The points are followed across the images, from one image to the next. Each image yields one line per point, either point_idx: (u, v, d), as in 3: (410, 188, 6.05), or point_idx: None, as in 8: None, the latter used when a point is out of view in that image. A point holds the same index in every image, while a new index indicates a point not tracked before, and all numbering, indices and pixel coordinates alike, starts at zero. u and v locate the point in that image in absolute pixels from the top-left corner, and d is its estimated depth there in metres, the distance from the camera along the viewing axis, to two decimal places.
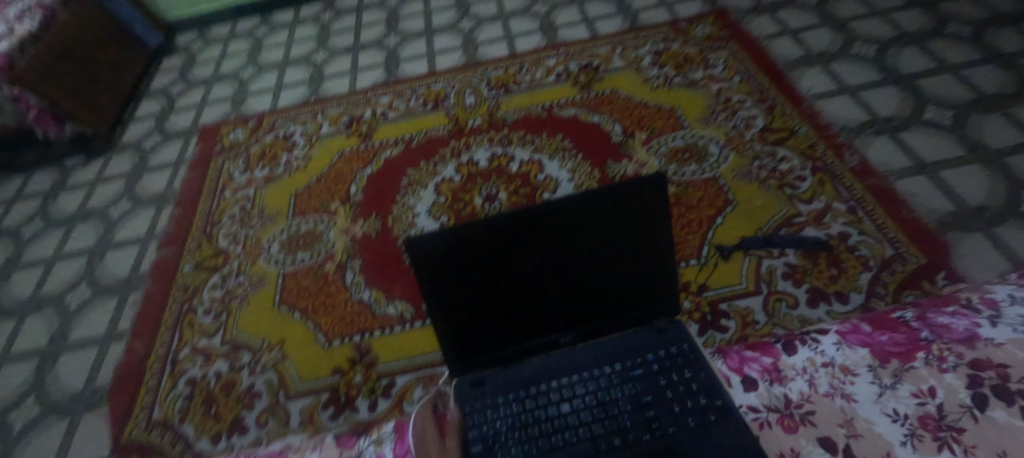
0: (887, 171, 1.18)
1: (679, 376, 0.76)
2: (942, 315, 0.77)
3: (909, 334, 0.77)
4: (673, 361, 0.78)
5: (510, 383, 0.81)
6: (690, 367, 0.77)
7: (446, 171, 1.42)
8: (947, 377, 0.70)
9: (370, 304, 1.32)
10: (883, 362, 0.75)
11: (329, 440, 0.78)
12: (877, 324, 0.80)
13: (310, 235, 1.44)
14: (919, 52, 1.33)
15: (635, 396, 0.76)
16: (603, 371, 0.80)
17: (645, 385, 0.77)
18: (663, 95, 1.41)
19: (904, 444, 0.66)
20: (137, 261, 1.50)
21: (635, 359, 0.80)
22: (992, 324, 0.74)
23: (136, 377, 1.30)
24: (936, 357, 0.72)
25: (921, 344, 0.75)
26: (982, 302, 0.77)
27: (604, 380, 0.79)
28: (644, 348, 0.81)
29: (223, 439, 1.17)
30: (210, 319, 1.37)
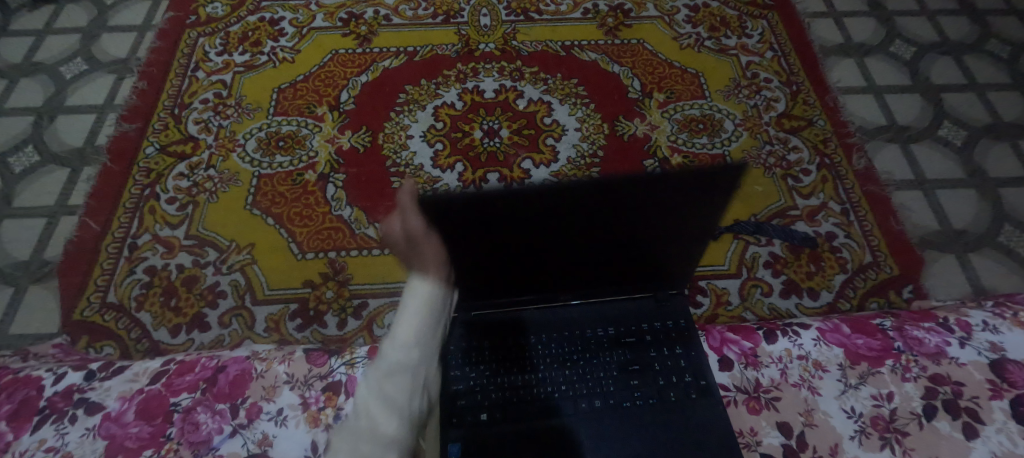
0: (888, 179, 1.18)
1: (671, 350, 0.76)
2: (918, 329, 0.80)
3: (883, 342, 0.80)
4: (668, 335, 0.78)
5: (501, 329, 0.78)
6: (685, 345, 0.77)
7: (448, 95, 1.35)
8: (907, 385, 0.76)
9: (349, 222, 1.26)
10: (854, 364, 0.78)
11: (300, 354, 0.83)
12: (856, 325, 0.82)
13: (291, 138, 1.34)
14: (953, 64, 1.30)
15: (624, 363, 0.76)
16: (598, 331, 0.78)
17: (637, 354, 0.76)
18: (689, 58, 1.34)
19: (854, 439, 0.73)
20: (92, 131, 1.36)
21: (631, 326, 0.79)
22: (960, 344, 0.79)
23: (88, 257, 1.22)
24: (903, 366, 0.77)
25: (891, 352, 0.79)
26: (957, 323, 0.81)
27: (596, 341, 0.78)
28: (642, 316, 0.79)
29: (183, 333, 1.15)
30: (175, 209, 1.28)
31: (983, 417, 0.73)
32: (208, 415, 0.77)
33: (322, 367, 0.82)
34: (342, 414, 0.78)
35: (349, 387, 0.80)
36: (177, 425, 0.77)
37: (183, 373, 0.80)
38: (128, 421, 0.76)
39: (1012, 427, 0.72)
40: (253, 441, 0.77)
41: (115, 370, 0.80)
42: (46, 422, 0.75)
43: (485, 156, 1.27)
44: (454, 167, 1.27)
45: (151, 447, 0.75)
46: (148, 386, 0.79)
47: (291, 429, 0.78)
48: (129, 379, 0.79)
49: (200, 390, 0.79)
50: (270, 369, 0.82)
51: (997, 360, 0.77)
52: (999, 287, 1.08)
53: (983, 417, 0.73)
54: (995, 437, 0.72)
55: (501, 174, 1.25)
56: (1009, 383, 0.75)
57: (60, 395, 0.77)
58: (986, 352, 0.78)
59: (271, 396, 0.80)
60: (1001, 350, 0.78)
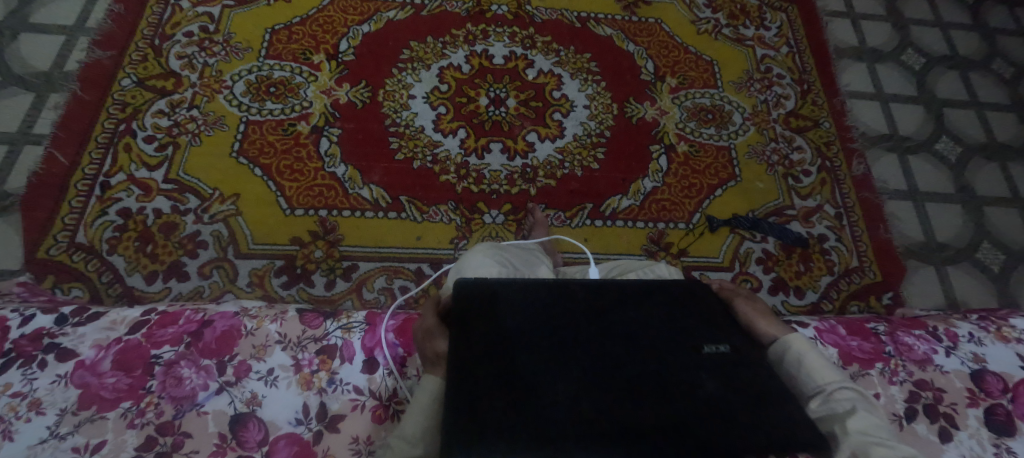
0: (882, 188, 1.19)
1: (704, 343, 0.64)
2: (909, 336, 0.86)
3: (875, 345, 0.85)
4: (705, 330, 0.65)
5: (507, 304, 0.66)
6: (721, 339, 0.64)
7: (455, 56, 1.29)
8: (893, 388, 0.81)
9: (343, 181, 1.20)
10: (846, 364, 0.83)
11: (292, 314, 0.87)
12: (850, 328, 0.87)
13: (284, 85, 1.26)
14: (958, 79, 1.32)
15: (650, 355, 0.62)
16: (621, 317, 0.66)
17: (662, 344, 0.63)
18: (705, 43, 1.32)
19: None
20: (61, 54, 1.24)
21: (663, 321, 0.66)
22: (945, 353, 0.85)
23: (56, 193, 1.13)
24: (891, 370, 0.83)
25: (882, 356, 0.84)
26: (945, 333, 0.87)
27: (619, 328, 0.65)
28: (676, 309, 0.67)
29: (160, 281, 1.10)
30: (153, 149, 1.20)
31: (959, 423, 0.79)
32: (193, 370, 0.80)
33: (317, 329, 0.85)
34: (335, 379, 0.82)
35: (344, 352, 0.84)
36: (159, 378, 0.79)
37: (165, 326, 0.83)
38: (104, 371, 0.78)
39: (984, 434, 0.79)
40: (241, 400, 0.79)
41: (91, 317, 0.82)
42: (12, 366, 0.77)
43: (489, 125, 1.23)
44: (456, 132, 1.23)
45: (129, 399, 0.77)
46: (127, 336, 0.81)
47: (281, 390, 0.80)
48: (106, 327, 0.82)
49: (184, 344, 0.82)
50: (261, 328, 0.84)
51: (977, 370, 0.83)
52: (970, 302, 1.11)
53: (958, 422, 0.79)
54: (967, 442, 0.78)
55: (505, 145, 1.22)
56: (985, 393, 0.81)
57: (28, 339, 0.79)
58: (968, 362, 0.84)
59: (261, 356, 0.82)
60: (983, 361, 0.84)
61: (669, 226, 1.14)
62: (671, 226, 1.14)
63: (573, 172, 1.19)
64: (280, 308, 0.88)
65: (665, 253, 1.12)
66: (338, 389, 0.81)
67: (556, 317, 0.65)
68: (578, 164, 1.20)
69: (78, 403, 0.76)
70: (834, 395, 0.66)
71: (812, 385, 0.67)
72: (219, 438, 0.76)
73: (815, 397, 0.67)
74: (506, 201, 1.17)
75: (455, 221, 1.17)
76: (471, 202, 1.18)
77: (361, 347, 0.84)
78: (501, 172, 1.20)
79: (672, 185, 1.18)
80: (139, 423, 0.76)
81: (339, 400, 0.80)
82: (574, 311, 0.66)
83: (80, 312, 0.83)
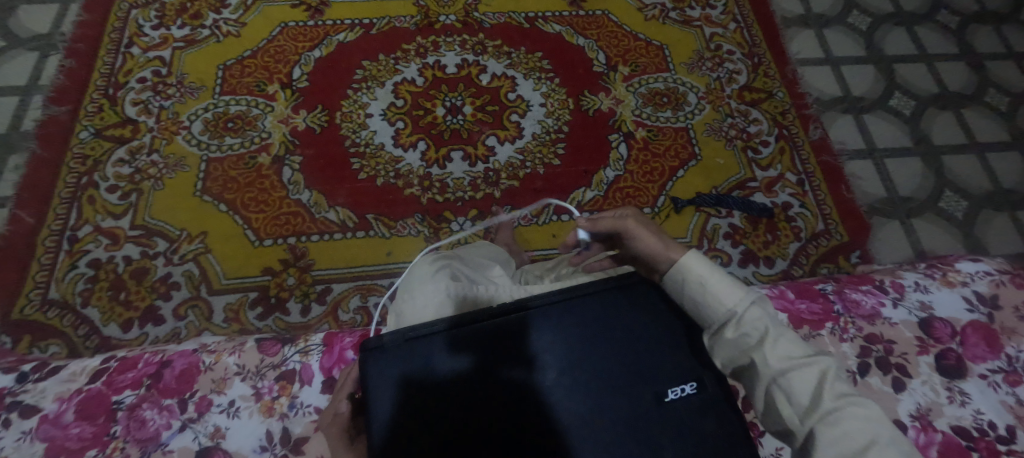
0: (841, 149, 1.19)
1: (669, 386, 0.56)
2: (856, 292, 0.87)
3: (824, 305, 0.85)
4: (668, 363, 0.57)
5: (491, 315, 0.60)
6: (684, 375, 0.57)
7: (407, 70, 1.30)
8: (844, 345, 0.82)
9: (308, 206, 1.19)
10: (798, 327, 0.84)
11: (252, 344, 0.87)
12: (800, 291, 0.87)
13: (241, 119, 1.27)
14: (906, 35, 1.33)
15: (608, 397, 0.56)
16: (577, 358, 0.58)
17: (621, 385, 0.56)
18: (654, 29, 1.33)
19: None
20: (17, 115, 1.25)
21: (648, 328, 0.59)
22: (893, 305, 0.85)
23: (23, 252, 1.13)
24: (841, 328, 0.83)
25: (832, 315, 0.84)
26: (891, 285, 0.87)
27: (572, 375, 0.57)
28: (649, 340, 0.59)
29: (135, 328, 1.09)
30: (117, 197, 1.20)
31: (911, 371, 0.80)
32: (155, 410, 0.80)
33: (275, 356, 0.86)
34: (296, 402, 0.82)
35: (303, 375, 0.84)
36: (122, 423, 0.79)
37: (124, 371, 0.83)
38: (69, 422, 0.78)
39: (936, 379, 0.80)
40: (205, 434, 0.80)
41: (51, 371, 0.82)
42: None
43: (448, 134, 1.24)
44: (416, 145, 1.23)
45: (96, 446, 0.77)
46: (87, 385, 0.81)
47: (244, 420, 0.81)
48: (66, 379, 0.81)
49: (144, 387, 0.82)
50: (219, 362, 0.85)
51: (925, 318, 0.84)
52: (939, 251, 1.10)
53: (910, 371, 0.80)
54: (921, 389, 0.79)
55: (465, 152, 1.22)
56: (934, 340, 0.82)
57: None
58: (916, 311, 0.84)
59: (221, 389, 0.83)
60: (930, 309, 0.85)
61: None
62: None
63: (535, 170, 1.19)
64: (240, 339, 0.88)
65: None
66: (299, 413, 0.82)
67: (540, 330, 0.59)
68: (540, 161, 1.20)
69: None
70: (747, 320, 0.56)
71: (720, 312, 0.57)
72: None
73: (727, 324, 0.57)
74: (472, 207, 1.17)
75: (423, 232, 1.16)
76: (438, 211, 1.18)
77: (320, 368, 0.85)
78: (464, 179, 1.20)
79: (634, 172, 1.18)
80: None
81: (302, 423, 0.81)
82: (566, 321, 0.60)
83: (41, 367, 0.83)
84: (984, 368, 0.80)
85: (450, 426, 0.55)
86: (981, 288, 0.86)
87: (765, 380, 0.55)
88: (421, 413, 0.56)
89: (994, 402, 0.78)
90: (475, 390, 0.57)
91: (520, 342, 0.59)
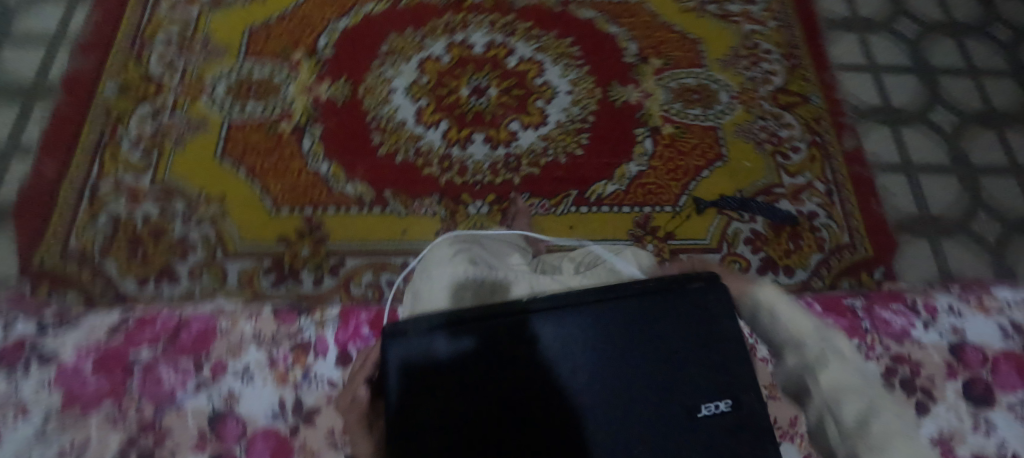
0: (874, 162, 1.16)
1: (703, 400, 0.57)
2: (886, 311, 0.86)
3: (852, 321, 0.85)
4: (704, 375, 0.58)
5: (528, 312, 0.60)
6: (720, 391, 0.57)
7: (434, 47, 1.28)
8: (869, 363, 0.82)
9: (326, 178, 1.19)
10: None
11: (268, 312, 0.87)
12: (828, 304, 0.86)
13: (265, 85, 1.26)
14: (954, 46, 1.28)
15: (641, 403, 0.57)
16: (607, 361, 0.58)
17: (650, 393, 0.57)
18: (690, 22, 1.29)
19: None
20: (44, 65, 1.25)
21: (686, 337, 0.60)
22: (924, 327, 0.86)
23: (46, 202, 1.14)
24: (867, 345, 0.84)
25: (858, 331, 0.84)
26: (923, 307, 0.87)
27: (605, 378, 0.58)
28: (686, 352, 0.59)
29: (151, 285, 1.10)
30: (139, 155, 1.20)
31: (936, 395, 0.81)
32: (170, 370, 0.82)
33: (291, 326, 0.86)
34: (310, 373, 0.83)
35: (318, 347, 0.84)
36: (139, 378, 0.81)
37: (143, 328, 0.84)
38: (86, 374, 0.80)
39: (963, 406, 0.80)
40: (219, 396, 0.81)
41: (71, 323, 0.84)
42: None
43: (471, 115, 1.22)
44: (438, 124, 1.22)
45: (109, 400, 0.79)
46: (105, 340, 0.83)
47: (257, 386, 0.82)
48: (86, 332, 0.83)
49: (161, 346, 0.83)
50: (235, 327, 0.85)
51: (955, 343, 0.84)
52: (967, 274, 1.07)
53: (936, 395, 0.81)
54: (944, 414, 0.80)
55: (487, 136, 1.20)
56: (963, 365, 0.83)
57: (12, 346, 0.81)
58: (947, 334, 0.85)
59: (236, 354, 0.83)
60: (961, 334, 0.85)
61: (655, 209, 1.12)
62: (657, 210, 1.12)
63: (556, 159, 1.17)
64: (256, 306, 0.88)
65: (652, 237, 1.10)
66: (312, 384, 0.82)
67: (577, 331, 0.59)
68: (562, 150, 1.18)
69: (60, 407, 0.78)
70: (805, 344, 0.59)
71: (785, 337, 0.61)
72: (199, 434, 0.78)
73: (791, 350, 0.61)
74: (490, 191, 1.16)
75: (440, 213, 1.16)
76: (456, 194, 1.17)
77: (335, 341, 0.85)
78: (484, 163, 1.18)
79: (657, 168, 1.15)
80: (122, 423, 0.78)
81: (314, 394, 0.82)
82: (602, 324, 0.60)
83: (61, 318, 0.85)
84: (1011, 398, 0.81)
85: (481, 419, 0.56)
86: (1014, 316, 0.87)
87: (819, 404, 0.57)
88: (447, 400, 0.56)
89: (1016, 432, 0.79)
90: (508, 385, 0.57)
91: (550, 337, 0.59)
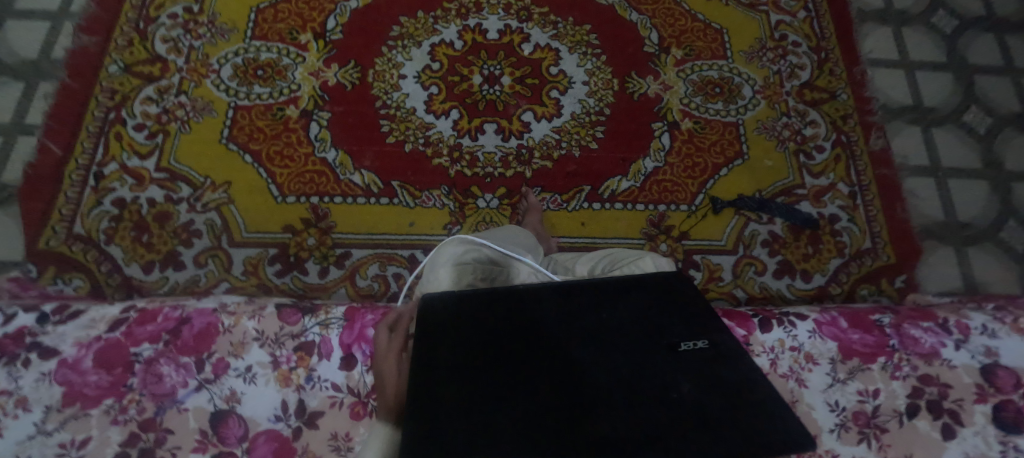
0: (902, 164, 1.11)
1: (680, 340, 0.61)
2: (916, 328, 0.85)
3: (878, 338, 0.84)
4: (676, 325, 0.63)
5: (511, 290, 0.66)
6: (695, 334, 0.62)
7: (447, 31, 1.24)
8: (895, 383, 0.81)
9: (333, 166, 1.16)
10: (847, 358, 0.83)
11: (272, 310, 0.85)
12: (853, 320, 0.86)
13: (272, 67, 1.22)
14: (994, 43, 1.22)
15: (625, 355, 0.60)
16: (585, 329, 0.63)
17: (631, 348, 0.61)
18: (714, 10, 1.24)
19: (833, 432, 0.78)
20: (48, 42, 1.22)
21: (654, 303, 0.65)
22: (955, 347, 0.84)
23: (51, 183, 1.12)
24: (894, 364, 0.82)
25: (885, 349, 0.83)
26: (956, 325, 0.86)
27: (585, 340, 0.62)
28: (654, 311, 0.64)
29: (157, 271, 1.08)
30: (144, 137, 1.17)
31: (964, 419, 0.78)
32: (171, 367, 0.80)
33: (294, 325, 0.84)
34: (313, 375, 0.81)
35: (322, 348, 0.83)
36: (139, 376, 0.79)
37: (144, 324, 0.83)
38: (86, 369, 0.79)
39: (990, 431, 0.78)
40: (220, 397, 0.79)
41: (70, 316, 0.83)
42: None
43: (483, 104, 1.18)
44: (449, 113, 1.18)
45: (111, 396, 0.77)
46: (106, 334, 0.81)
47: (260, 387, 0.80)
48: (86, 325, 0.82)
49: (163, 342, 0.81)
50: (238, 325, 0.84)
51: (988, 364, 0.82)
52: (993, 285, 1.03)
53: (963, 419, 0.78)
54: (971, 439, 0.77)
55: (500, 126, 1.16)
56: (994, 388, 0.80)
57: (10, 338, 0.80)
58: (979, 356, 0.83)
59: (238, 353, 0.82)
60: (995, 355, 0.83)
61: (670, 207, 1.09)
62: (672, 208, 1.09)
63: (570, 152, 1.13)
64: (260, 303, 0.87)
65: (666, 237, 1.06)
66: (315, 386, 0.81)
67: (553, 299, 0.66)
68: (576, 143, 1.14)
69: (62, 401, 0.76)
70: None
71: None
72: (200, 434, 0.77)
73: None
74: (501, 184, 1.13)
75: (448, 206, 1.12)
76: (465, 186, 1.13)
77: (339, 343, 0.83)
78: (495, 154, 1.15)
79: (675, 165, 1.11)
80: (122, 419, 0.76)
81: (317, 397, 0.80)
82: (574, 297, 0.66)
83: (61, 310, 0.83)
84: None
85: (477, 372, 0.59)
86: None
87: None
88: (454, 381, 0.59)
89: None
90: (496, 346, 0.62)
91: (529, 307, 0.65)
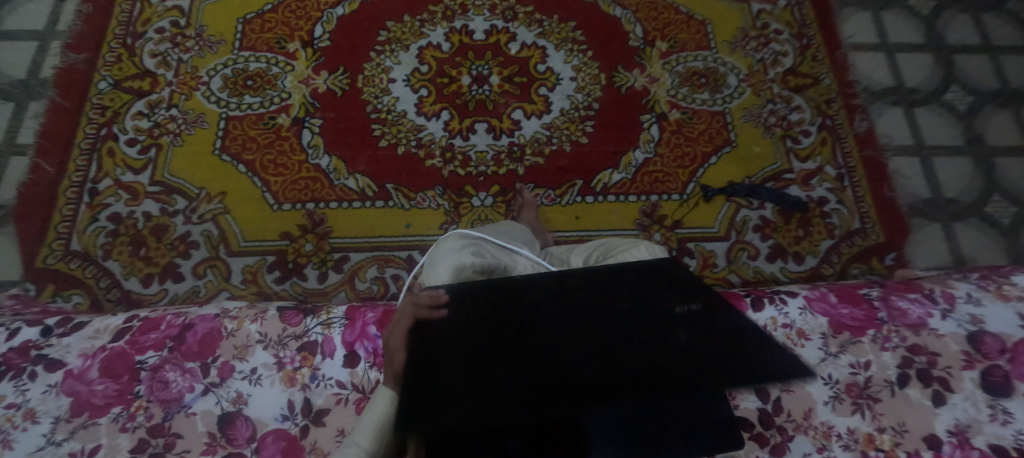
0: (887, 145, 1.13)
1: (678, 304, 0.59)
2: (903, 300, 0.87)
3: (867, 312, 0.86)
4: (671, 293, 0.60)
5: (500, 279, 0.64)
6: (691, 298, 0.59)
7: (434, 34, 1.25)
8: (885, 354, 0.83)
9: (327, 172, 1.17)
10: (837, 332, 0.85)
11: (274, 313, 0.86)
12: (842, 295, 0.88)
13: (261, 77, 1.23)
14: (971, 23, 1.24)
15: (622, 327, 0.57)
16: (579, 310, 0.60)
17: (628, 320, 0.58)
18: (696, 2, 1.26)
19: (827, 404, 0.80)
20: (36, 61, 1.23)
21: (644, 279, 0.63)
22: (942, 316, 0.86)
23: (46, 200, 1.12)
24: (883, 336, 0.84)
25: (874, 322, 0.85)
26: (942, 296, 0.87)
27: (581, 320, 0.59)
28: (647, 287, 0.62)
29: (155, 284, 1.08)
30: (136, 151, 1.18)
31: (954, 386, 0.80)
32: (178, 373, 0.81)
33: (297, 327, 0.85)
34: (318, 374, 0.82)
35: (325, 347, 0.83)
36: (145, 382, 0.80)
37: (148, 331, 0.83)
38: (93, 378, 0.79)
39: (979, 395, 0.79)
40: (227, 399, 0.80)
41: (75, 327, 0.83)
42: (3, 378, 0.78)
43: (473, 104, 1.19)
44: (439, 114, 1.19)
45: (119, 404, 0.78)
46: (111, 343, 0.82)
47: (265, 387, 0.81)
48: (90, 336, 0.82)
49: (167, 348, 0.82)
50: (241, 328, 0.84)
51: (975, 332, 0.84)
52: (980, 258, 1.06)
53: (952, 385, 0.80)
54: (961, 405, 0.79)
55: (490, 125, 1.17)
56: (982, 355, 0.82)
57: (16, 352, 0.80)
58: (965, 324, 0.84)
59: (244, 356, 0.83)
60: (981, 323, 0.85)
61: (662, 197, 1.10)
62: (664, 198, 1.10)
63: (561, 147, 1.15)
64: (262, 307, 0.88)
65: (658, 227, 1.08)
66: (321, 384, 0.81)
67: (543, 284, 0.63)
68: (567, 138, 1.15)
69: (70, 411, 0.77)
70: None
71: None
72: (209, 437, 0.78)
73: None
74: (494, 182, 1.14)
75: (443, 206, 1.14)
76: (459, 185, 1.14)
77: (342, 342, 0.84)
78: (488, 153, 1.16)
79: (665, 155, 1.13)
80: (130, 427, 0.77)
81: (323, 395, 0.81)
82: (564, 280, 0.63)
83: (65, 322, 0.83)
84: None
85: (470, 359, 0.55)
86: None
87: None
88: (444, 368, 0.55)
89: None
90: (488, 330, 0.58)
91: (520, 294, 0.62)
